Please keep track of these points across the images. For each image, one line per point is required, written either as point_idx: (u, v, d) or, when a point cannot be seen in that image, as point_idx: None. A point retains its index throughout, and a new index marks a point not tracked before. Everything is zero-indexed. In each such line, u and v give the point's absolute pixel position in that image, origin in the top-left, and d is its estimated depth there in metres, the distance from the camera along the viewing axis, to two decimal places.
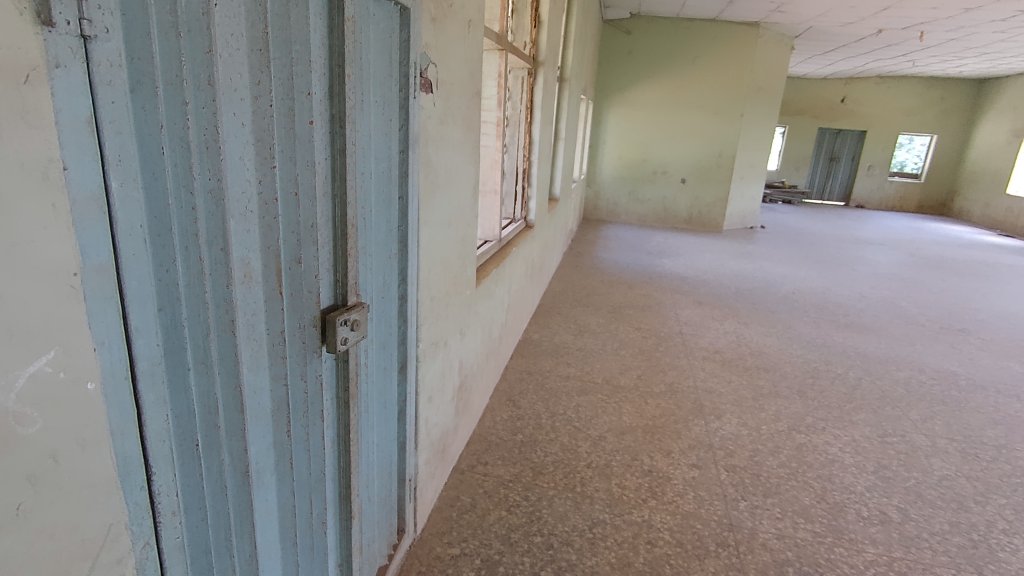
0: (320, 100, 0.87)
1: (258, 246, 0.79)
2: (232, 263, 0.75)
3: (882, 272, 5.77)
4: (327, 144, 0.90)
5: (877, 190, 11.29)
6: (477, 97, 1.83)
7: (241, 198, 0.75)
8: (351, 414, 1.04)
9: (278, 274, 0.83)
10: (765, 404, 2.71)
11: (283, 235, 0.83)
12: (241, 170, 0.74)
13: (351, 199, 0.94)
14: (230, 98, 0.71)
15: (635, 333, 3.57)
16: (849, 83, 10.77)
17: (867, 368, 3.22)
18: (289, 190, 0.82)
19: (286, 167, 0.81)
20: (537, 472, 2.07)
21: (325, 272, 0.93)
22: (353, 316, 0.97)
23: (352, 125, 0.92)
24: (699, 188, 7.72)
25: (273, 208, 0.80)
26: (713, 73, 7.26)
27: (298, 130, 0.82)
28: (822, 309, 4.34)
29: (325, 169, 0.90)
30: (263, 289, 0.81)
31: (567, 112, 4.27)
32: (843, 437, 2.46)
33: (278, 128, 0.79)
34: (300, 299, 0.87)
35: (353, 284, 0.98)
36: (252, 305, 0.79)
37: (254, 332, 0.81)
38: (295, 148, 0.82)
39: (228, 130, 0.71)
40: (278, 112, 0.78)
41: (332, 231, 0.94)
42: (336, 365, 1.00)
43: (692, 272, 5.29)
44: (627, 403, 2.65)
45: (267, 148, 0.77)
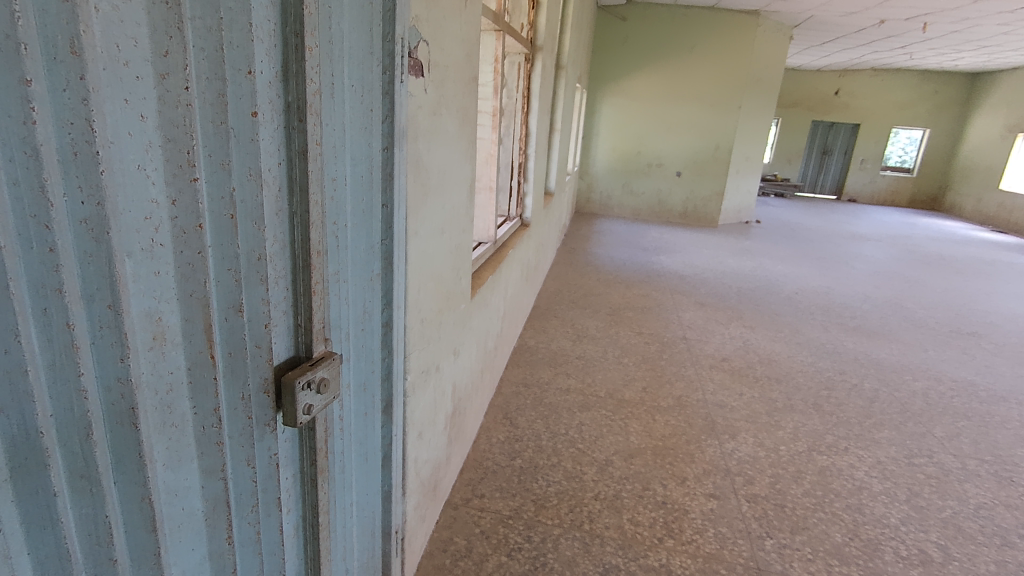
0: (269, 81, 0.62)
1: (176, 293, 0.55)
2: (129, 325, 0.50)
3: (884, 270, 5.62)
4: (282, 142, 0.65)
5: (870, 183, 11.19)
6: (474, 82, 1.58)
7: (145, 226, 0.50)
8: (320, 493, 0.80)
9: (208, 330, 0.58)
10: (781, 421, 2.52)
11: (213, 273, 0.58)
12: (144, 187, 0.50)
13: (314, 219, 0.69)
14: (115, 77, 0.46)
15: (636, 338, 3.36)
16: (843, 75, 10.63)
17: (882, 378, 3.04)
18: (223, 210, 0.58)
19: (217, 177, 0.56)
20: (539, 506, 1.85)
21: (280, 317, 0.69)
22: (319, 374, 0.73)
23: (315, 116, 0.67)
24: (694, 181, 7.52)
25: (195, 237, 0.55)
26: (710, 62, 7.03)
27: (233, 122, 0.57)
28: (828, 311, 4.16)
29: (279, 177, 0.66)
30: (184, 353, 0.56)
31: (563, 101, 4.02)
32: (868, 458, 2.27)
33: (200, 121, 0.54)
34: (241, 359, 0.63)
35: (319, 328, 0.74)
36: (167, 379, 0.55)
37: (170, 415, 0.56)
38: (232, 150, 0.57)
39: (113, 127, 0.46)
40: (202, 97, 0.54)
41: (291, 261, 0.69)
42: (299, 434, 0.76)
43: (691, 270, 5.09)
44: (633, 421, 2.43)
45: (184, 150, 0.53)
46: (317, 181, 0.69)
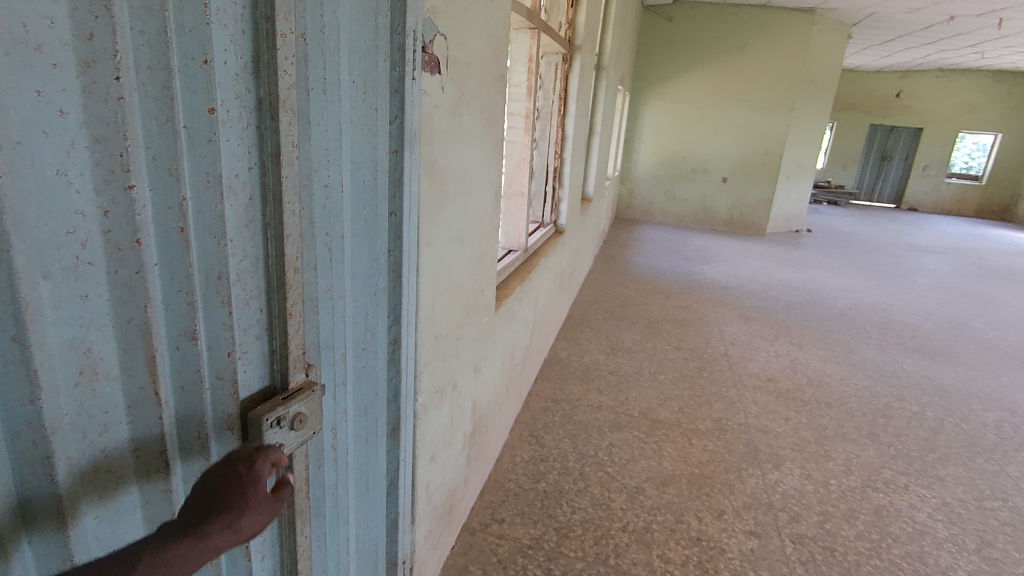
0: (236, 72, 0.53)
1: (110, 320, 0.46)
2: (42, 360, 0.42)
3: (948, 286, 5.22)
4: (254, 143, 0.57)
5: (932, 192, 10.54)
6: (502, 81, 1.48)
7: (65, 242, 0.42)
8: (299, 538, 0.71)
9: (153, 362, 0.50)
10: (832, 450, 2.31)
11: (159, 296, 0.50)
12: (66, 197, 0.42)
13: (290, 232, 0.60)
14: (21, 64, 0.38)
15: (674, 353, 3.19)
16: (905, 77, 10.06)
17: (947, 407, 2.78)
18: (171, 223, 0.50)
19: (163, 183, 0.48)
20: (562, 535, 1.73)
21: (251, 342, 0.61)
22: (292, 409, 0.64)
23: (291, 114, 0.58)
24: (741, 188, 7.21)
25: (131, 254, 0.47)
26: (761, 64, 6.74)
27: (185, 119, 0.49)
28: (885, 329, 3.88)
29: (250, 183, 0.57)
30: (122, 389, 0.48)
31: (603, 104, 3.89)
32: (931, 499, 2.05)
33: (140, 117, 0.46)
34: (197, 395, 0.55)
35: (298, 355, 0.66)
36: (99, 420, 0.47)
37: (103, 462, 0.48)
38: (183, 154, 0.49)
39: (20, 124, 0.38)
40: (142, 89, 0.46)
41: (264, 278, 0.61)
42: (275, 472, 0.68)
43: (735, 281, 4.86)
44: (668, 444, 2.28)
45: (117, 151, 0.44)
46: (295, 188, 0.60)
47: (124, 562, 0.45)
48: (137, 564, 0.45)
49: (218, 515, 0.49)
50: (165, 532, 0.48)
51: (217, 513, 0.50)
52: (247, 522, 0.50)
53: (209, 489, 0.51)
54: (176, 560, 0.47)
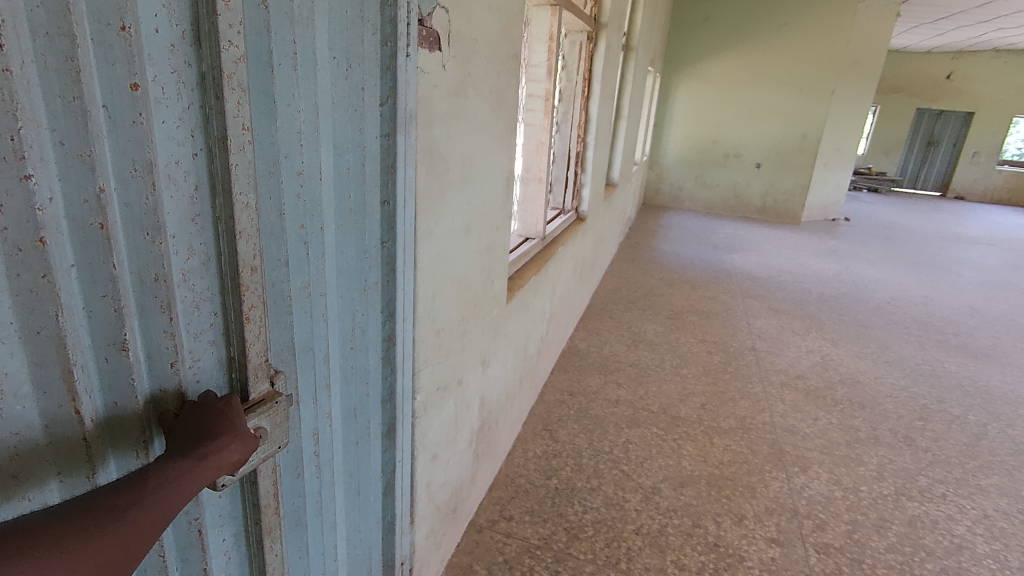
0: (171, 43, 0.50)
1: (15, 331, 0.44)
2: None
3: (996, 280, 4.93)
4: (198, 127, 0.53)
5: (983, 180, 9.99)
6: (514, 61, 1.39)
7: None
8: (267, 556, 0.69)
9: (76, 374, 0.48)
10: (863, 455, 2.19)
11: (81, 300, 0.48)
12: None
13: (243, 227, 0.57)
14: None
15: (698, 346, 3.07)
16: (957, 57, 9.50)
17: (991, 410, 2.61)
18: (88, 219, 0.47)
19: (75, 173, 0.45)
20: (573, 536, 1.67)
21: (204, 350, 0.59)
22: (251, 423, 0.63)
23: (236, 89, 0.54)
24: (775, 174, 6.94)
25: (35, 255, 0.44)
26: (801, 43, 6.43)
27: (102, 97, 0.46)
28: (926, 325, 3.67)
29: (195, 171, 0.54)
30: (37, 407, 0.46)
31: (632, 86, 3.73)
32: (970, 510, 1.92)
33: (42, 95, 0.42)
34: (132, 411, 0.53)
35: (259, 364, 0.63)
36: (9, 444, 0.45)
37: (18, 489, 0.46)
38: (98, 139, 0.46)
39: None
40: (40, 60, 0.41)
41: (218, 279, 0.59)
42: (239, 488, 0.66)
43: (766, 272, 4.68)
44: (687, 442, 2.19)
45: (6, 135, 0.40)
46: (246, 176, 0.56)
47: (133, 481, 0.46)
48: (147, 481, 0.47)
49: (209, 442, 0.53)
50: (164, 458, 0.50)
51: (210, 439, 0.53)
52: (240, 445, 0.55)
53: (201, 423, 0.55)
54: (184, 475, 0.49)
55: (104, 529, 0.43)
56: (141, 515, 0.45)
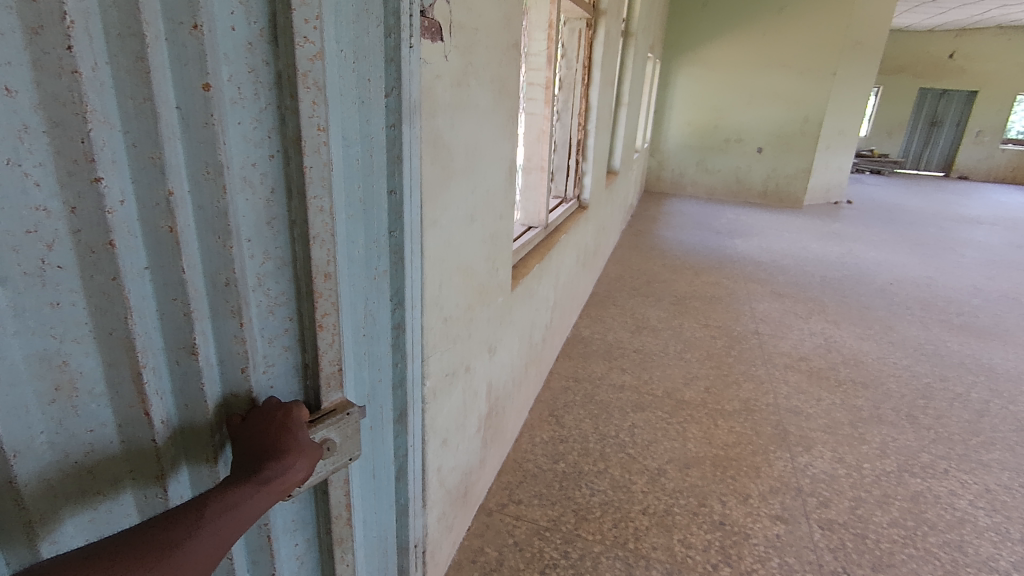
0: (248, 41, 0.52)
1: (90, 332, 0.48)
2: (15, 374, 0.44)
3: (999, 259, 4.94)
4: (274, 128, 0.55)
5: (986, 159, 9.94)
6: (514, 49, 1.40)
7: (25, 242, 0.43)
8: (336, 563, 0.75)
9: (149, 372, 0.52)
10: (866, 433, 2.22)
11: (153, 302, 0.51)
12: (25, 194, 0.42)
13: (316, 230, 0.60)
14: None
15: (702, 331, 3.10)
16: (960, 35, 9.42)
17: (994, 387, 2.63)
18: (157, 224, 0.49)
19: (146, 176, 0.48)
20: (581, 518, 1.70)
21: (278, 355, 0.63)
22: (319, 434, 0.66)
23: (313, 87, 0.55)
24: (777, 158, 6.92)
25: (106, 257, 0.47)
26: (801, 26, 6.40)
27: (176, 99, 0.48)
28: (929, 306, 3.68)
29: (271, 172, 0.57)
30: (110, 406, 0.51)
31: (632, 73, 3.73)
32: (973, 485, 1.95)
33: (115, 101, 0.45)
34: (199, 413, 0.57)
35: (331, 374, 0.67)
36: (84, 439, 0.49)
37: (92, 481, 0.51)
38: (169, 142, 0.48)
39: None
40: (113, 61, 0.44)
41: (293, 283, 0.62)
42: (313, 496, 0.71)
43: (768, 256, 4.69)
44: (693, 425, 2.22)
45: (78, 138, 0.43)
46: (320, 178, 0.58)
47: (191, 512, 0.49)
48: (205, 511, 0.50)
49: (274, 463, 0.56)
50: (227, 483, 0.53)
51: (274, 459, 0.56)
52: (302, 463, 0.57)
53: (263, 439, 0.57)
54: (243, 501, 0.52)
55: (155, 564, 0.46)
56: (197, 545, 0.48)
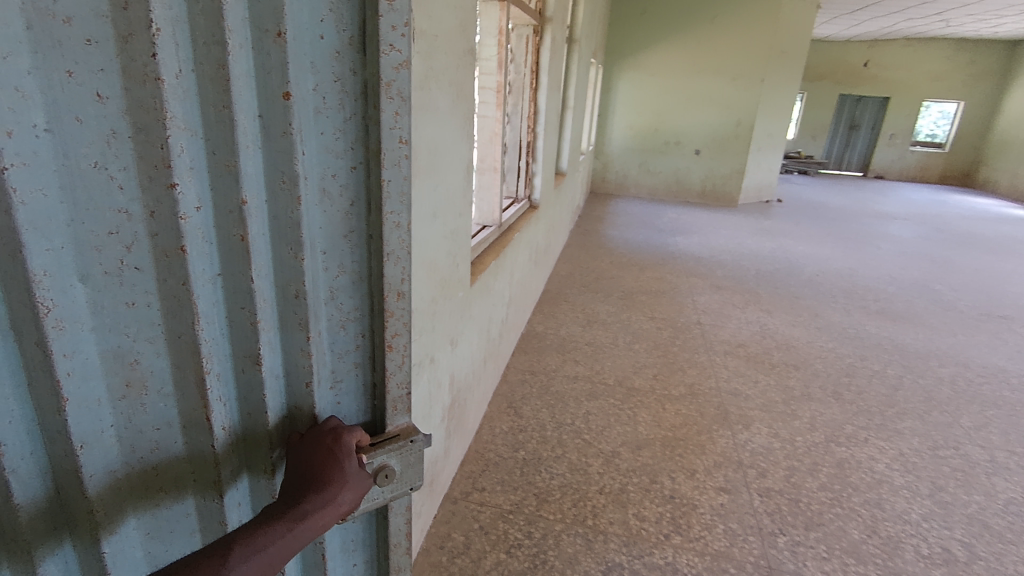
0: (336, 50, 0.55)
1: (161, 333, 0.52)
2: (94, 367, 0.48)
3: (912, 251, 5.41)
4: (357, 140, 0.59)
5: (898, 160, 10.81)
6: (470, 56, 1.48)
7: (107, 243, 0.46)
8: None
9: (213, 376, 0.56)
10: (798, 409, 2.42)
11: (223, 306, 0.55)
12: (109, 196, 0.45)
13: (390, 247, 0.65)
14: (51, 37, 0.39)
15: (649, 323, 3.27)
16: (873, 46, 10.22)
17: (907, 364, 2.92)
18: (231, 232, 0.53)
19: (223, 183, 0.51)
20: (541, 500, 1.79)
21: (346, 370, 0.69)
22: (378, 460, 0.68)
23: (395, 98, 0.60)
24: (714, 159, 7.29)
25: (177, 262, 0.50)
26: (731, 36, 6.79)
27: (259, 107, 0.52)
28: (851, 294, 4.01)
29: (350, 185, 0.61)
30: (176, 408, 0.55)
31: (576, 78, 3.89)
32: (889, 450, 2.17)
33: (197, 108, 0.48)
34: (260, 420, 0.62)
35: (398, 397, 0.73)
36: (149, 437, 0.54)
37: (155, 477, 0.55)
38: (244, 150, 0.52)
39: (55, 109, 0.41)
40: (197, 68, 0.47)
41: (365, 296, 0.67)
42: (372, 520, 0.78)
43: (708, 252, 4.95)
44: (643, 409, 2.36)
45: (158, 143, 0.46)
46: (398, 193, 0.63)
47: (217, 553, 0.50)
48: (229, 554, 0.50)
49: (316, 497, 0.57)
50: (267, 519, 0.54)
51: (318, 492, 0.58)
52: (346, 498, 0.59)
53: (309, 468, 0.59)
54: (270, 545, 0.53)
55: None
56: None
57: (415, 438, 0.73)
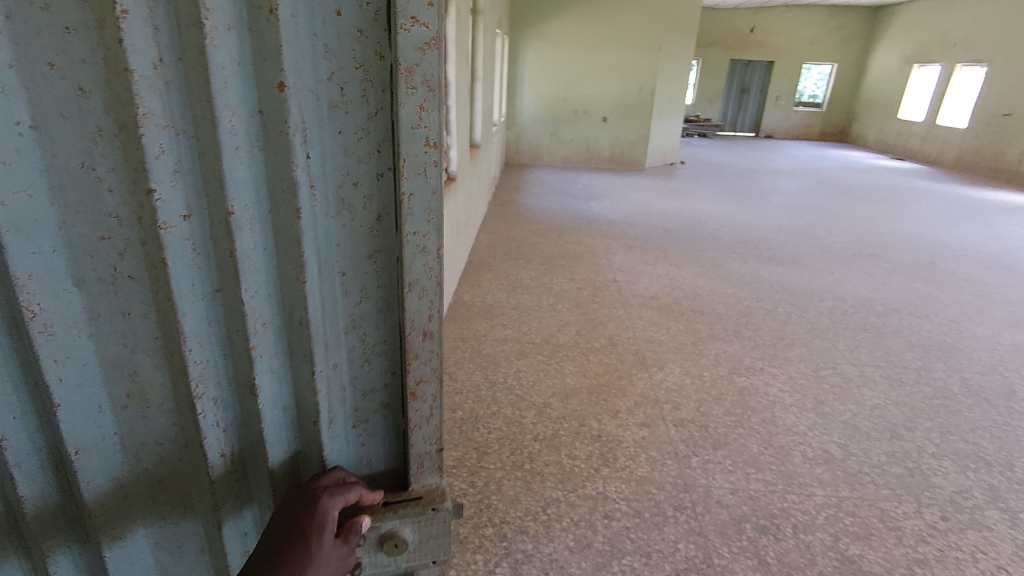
0: (358, 32, 0.70)
1: (150, 336, 0.72)
2: (96, 354, 0.70)
3: (797, 202, 5.99)
4: (383, 141, 0.76)
5: (784, 120, 11.71)
6: None
7: (101, 247, 0.66)
8: None
9: (203, 376, 0.76)
10: (704, 349, 2.69)
11: (205, 304, 0.73)
12: (100, 200, 0.64)
13: (411, 261, 0.82)
14: (52, 74, 0.58)
15: (569, 284, 3.45)
16: (757, 13, 10.93)
17: (794, 301, 3.30)
18: (222, 229, 0.70)
19: (207, 193, 0.68)
20: (481, 453, 1.92)
21: (370, 407, 0.93)
22: (388, 524, 0.92)
23: (417, 87, 0.73)
24: (621, 126, 7.59)
25: (160, 272, 0.68)
26: (627, 4, 7.06)
27: (260, 104, 0.68)
28: (747, 244, 4.41)
29: (374, 188, 0.78)
30: (171, 401, 0.77)
31: (483, 49, 3.93)
32: (780, 375, 2.48)
33: (186, 119, 0.64)
34: (254, 421, 0.82)
35: (424, 451, 0.96)
36: (139, 414, 0.76)
37: (146, 449, 0.78)
38: (225, 153, 0.67)
39: (40, 109, 0.59)
40: (185, 82, 0.63)
41: (392, 291, 0.85)
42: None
43: (620, 215, 5.22)
44: (569, 362, 2.54)
45: (137, 169, 0.63)
46: (420, 202, 0.79)
47: None
48: None
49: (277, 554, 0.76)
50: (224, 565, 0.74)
51: (282, 549, 0.77)
52: (312, 555, 0.78)
53: (280, 526, 0.79)
54: None
55: None
56: None
57: (437, 507, 0.95)
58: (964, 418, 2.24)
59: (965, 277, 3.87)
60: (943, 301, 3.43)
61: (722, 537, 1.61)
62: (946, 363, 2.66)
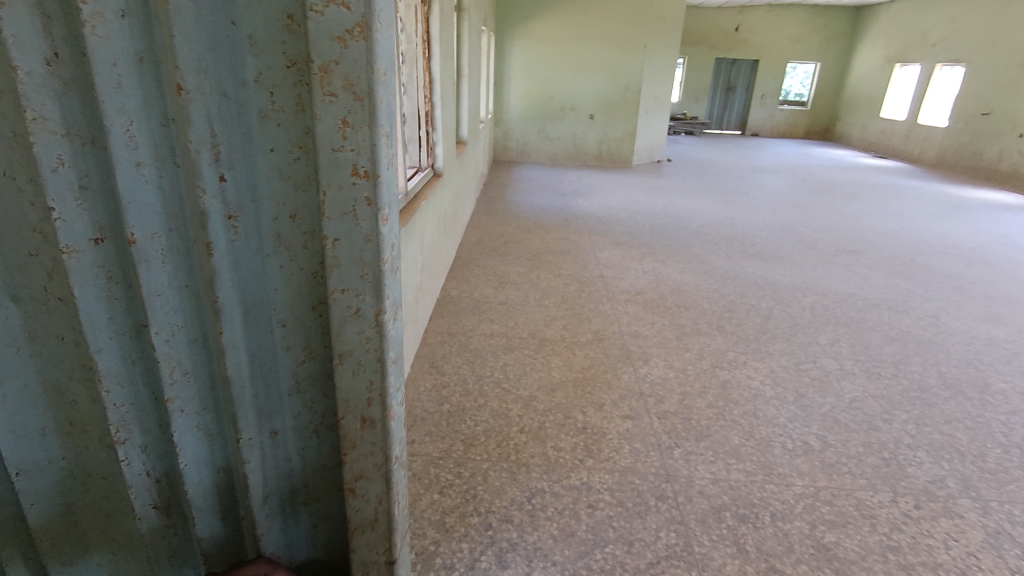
0: (276, 34, 0.66)
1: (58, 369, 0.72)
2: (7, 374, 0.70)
3: (780, 199, 6.07)
4: (303, 171, 0.72)
5: (769, 118, 11.84)
6: None
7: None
8: None
9: (126, 415, 0.74)
10: (688, 343, 2.74)
11: (113, 342, 0.71)
12: (23, 214, 0.64)
13: (341, 316, 0.77)
14: None
15: (556, 280, 3.48)
16: (742, 12, 11.02)
17: (777, 297, 3.36)
18: (127, 261, 0.68)
19: (100, 220, 0.66)
20: (468, 444, 1.94)
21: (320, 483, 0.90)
22: None
23: (335, 101, 0.68)
24: (607, 123, 7.62)
25: (62, 302, 0.68)
26: (612, 3, 7.10)
27: (168, 113, 0.65)
28: (731, 240, 4.47)
29: (301, 217, 0.74)
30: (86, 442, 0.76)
31: (468, 45, 3.94)
32: (762, 369, 2.53)
33: (74, 136, 0.62)
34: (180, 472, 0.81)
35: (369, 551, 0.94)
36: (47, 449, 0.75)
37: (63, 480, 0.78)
38: (113, 172, 0.64)
39: None
40: (70, 94, 0.61)
41: (325, 344, 0.81)
42: None
43: (607, 211, 5.27)
44: (555, 356, 2.57)
45: (22, 188, 0.63)
46: (347, 240, 0.74)
47: None
48: None
49: None
50: None
51: None
52: None
53: None
54: None
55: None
56: None
57: None
58: (939, 409, 2.31)
59: (942, 272, 3.96)
60: (921, 296, 3.51)
61: (702, 526, 1.65)
62: (923, 357, 2.73)
